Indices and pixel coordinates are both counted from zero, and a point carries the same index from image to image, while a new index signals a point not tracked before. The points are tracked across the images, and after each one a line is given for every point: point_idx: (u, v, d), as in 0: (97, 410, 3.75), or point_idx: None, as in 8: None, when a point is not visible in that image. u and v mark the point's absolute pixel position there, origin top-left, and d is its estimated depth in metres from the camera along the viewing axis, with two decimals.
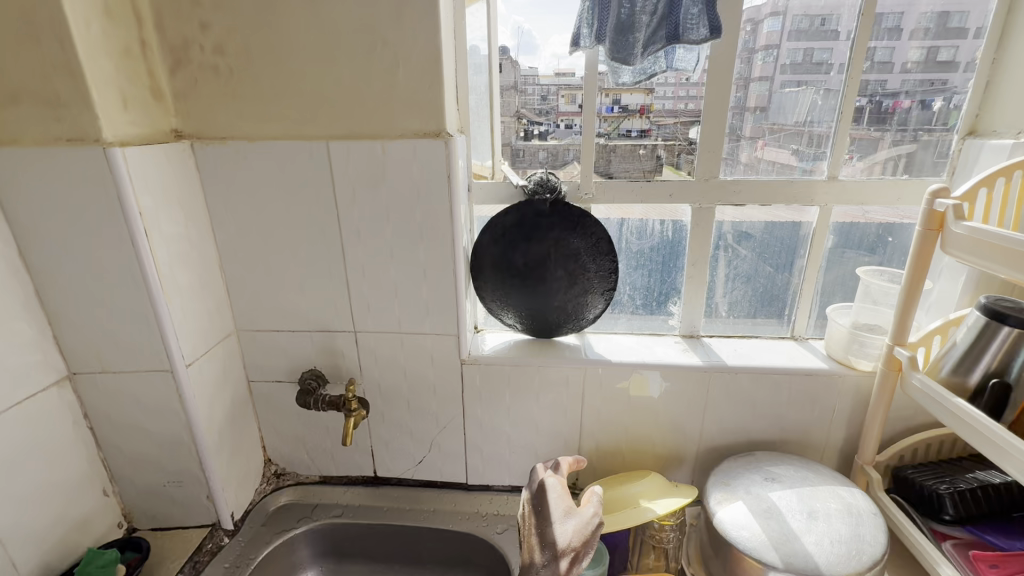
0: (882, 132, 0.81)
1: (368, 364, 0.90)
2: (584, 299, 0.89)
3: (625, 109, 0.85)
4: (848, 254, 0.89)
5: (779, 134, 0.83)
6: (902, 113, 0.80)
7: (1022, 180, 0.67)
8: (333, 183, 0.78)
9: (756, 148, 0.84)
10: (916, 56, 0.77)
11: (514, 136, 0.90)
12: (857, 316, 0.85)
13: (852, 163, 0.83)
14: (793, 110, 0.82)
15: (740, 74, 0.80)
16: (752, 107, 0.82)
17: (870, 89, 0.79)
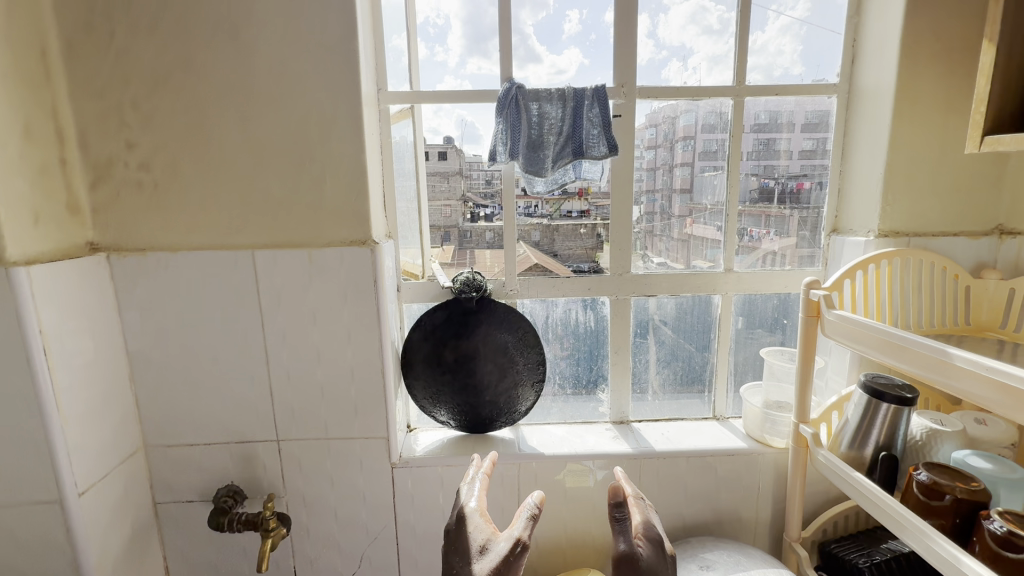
0: (791, 210, 0.91)
1: (292, 474, 0.85)
2: (515, 392, 0.90)
3: (566, 192, 0.90)
4: (756, 332, 0.98)
5: (705, 213, 0.92)
6: (807, 193, 0.91)
7: (876, 272, 0.78)
8: (257, 290, 0.78)
9: (686, 225, 0.93)
10: (808, 146, 0.89)
11: (461, 218, 0.92)
12: (767, 395, 0.92)
13: (771, 238, 0.93)
14: (713, 192, 0.92)
15: (664, 160, 0.90)
16: (678, 189, 0.91)
17: (775, 173, 0.90)
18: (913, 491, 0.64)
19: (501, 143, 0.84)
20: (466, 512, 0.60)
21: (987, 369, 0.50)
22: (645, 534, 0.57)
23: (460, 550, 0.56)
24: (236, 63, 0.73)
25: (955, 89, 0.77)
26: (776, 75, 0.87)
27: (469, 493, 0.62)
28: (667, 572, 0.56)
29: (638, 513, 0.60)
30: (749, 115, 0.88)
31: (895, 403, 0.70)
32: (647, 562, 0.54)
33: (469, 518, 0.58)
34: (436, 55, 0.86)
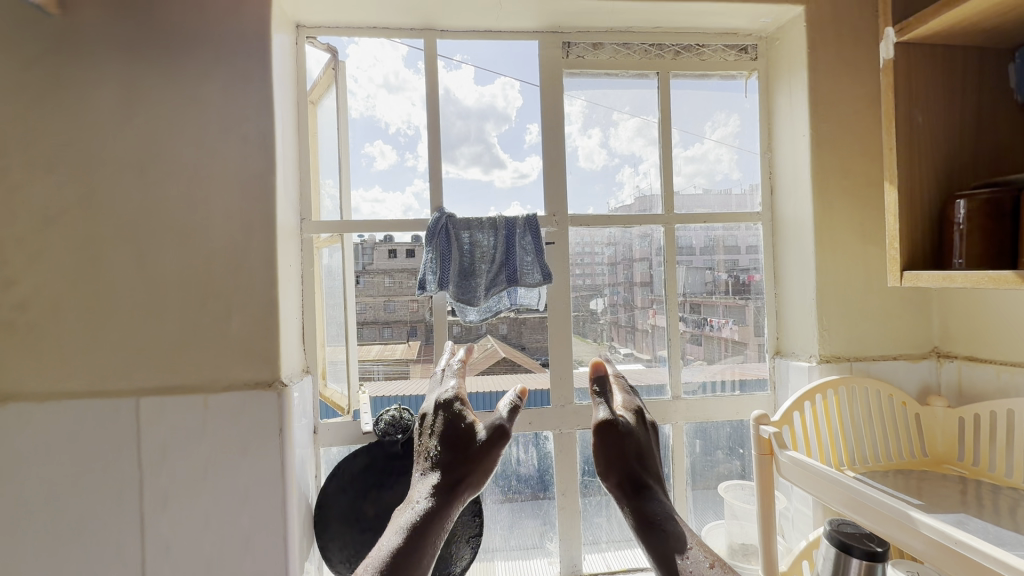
0: (745, 300, 0.90)
1: None
2: (449, 549, 0.78)
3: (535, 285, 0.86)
4: (718, 455, 0.90)
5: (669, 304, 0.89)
6: (757, 284, 0.90)
7: (824, 402, 0.74)
8: (139, 443, 0.67)
9: (650, 316, 0.89)
10: (753, 241, 0.90)
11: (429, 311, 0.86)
12: (732, 537, 0.83)
13: (731, 328, 0.90)
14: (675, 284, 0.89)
15: (623, 254, 0.89)
16: (638, 282, 0.89)
17: (727, 266, 0.90)
18: None
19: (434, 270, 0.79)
20: (453, 398, 0.65)
21: (954, 541, 0.43)
22: (631, 410, 0.65)
23: (443, 431, 0.63)
24: (140, 196, 0.68)
25: (867, 220, 0.80)
26: (717, 180, 0.89)
27: (448, 382, 0.69)
28: (644, 437, 0.65)
29: (621, 401, 0.67)
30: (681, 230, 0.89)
31: (865, 558, 0.60)
32: (627, 424, 0.63)
33: (451, 401, 0.65)
34: (407, 160, 0.85)
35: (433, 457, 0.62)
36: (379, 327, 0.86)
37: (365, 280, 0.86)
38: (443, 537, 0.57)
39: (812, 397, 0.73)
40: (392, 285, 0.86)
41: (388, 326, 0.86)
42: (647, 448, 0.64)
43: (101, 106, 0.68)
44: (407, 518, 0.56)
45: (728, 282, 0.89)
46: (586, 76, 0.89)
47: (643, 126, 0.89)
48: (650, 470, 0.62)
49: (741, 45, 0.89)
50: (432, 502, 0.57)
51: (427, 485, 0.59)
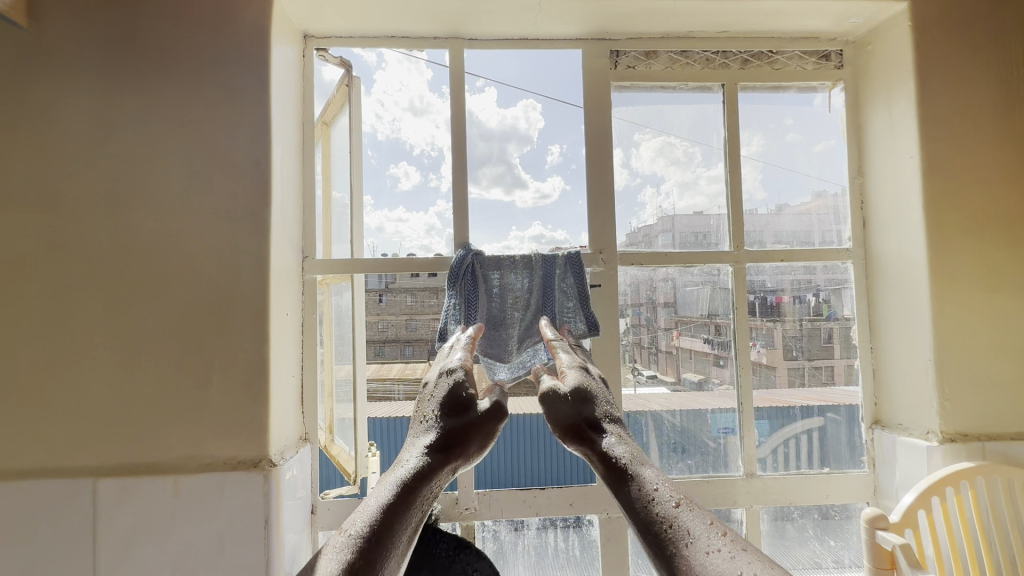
0: (773, 324, 0.74)
1: None
2: None
3: None
4: (808, 542, 0.73)
5: (690, 325, 0.74)
6: (785, 306, 0.74)
7: (956, 497, 0.57)
8: (94, 540, 0.54)
9: (672, 338, 0.74)
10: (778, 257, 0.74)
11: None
12: None
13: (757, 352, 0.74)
14: (696, 304, 0.75)
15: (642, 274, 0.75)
16: (661, 301, 0.75)
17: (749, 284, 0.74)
18: None
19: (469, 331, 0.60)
20: (460, 367, 0.50)
21: None
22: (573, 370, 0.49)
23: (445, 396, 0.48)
24: (109, 236, 0.57)
25: (994, 263, 0.64)
26: (790, 208, 0.75)
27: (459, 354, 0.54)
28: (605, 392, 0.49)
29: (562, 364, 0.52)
30: (747, 269, 0.74)
31: None
32: (576, 382, 0.48)
33: (454, 376, 0.49)
34: (430, 181, 0.73)
35: (435, 415, 0.48)
36: (401, 345, 0.74)
37: (387, 299, 0.73)
38: (430, 507, 0.44)
39: (940, 491, 0.57)
40: (413, 303, 0.73)
41: (409, 345, 0.74)
42: (610, 401, 0.49)
43: (68, 132, 0.57)
44: (397, 475, 0.43)
45: (795, 331, 0.74)
46: (636, 90, 0.76)
47: (703, 146, 0.75)
48: (618, 420, 0.47)
49: (821, 52, 0.75)
50: (425, 463, 0.44)
51: (420, 442, 0.46)
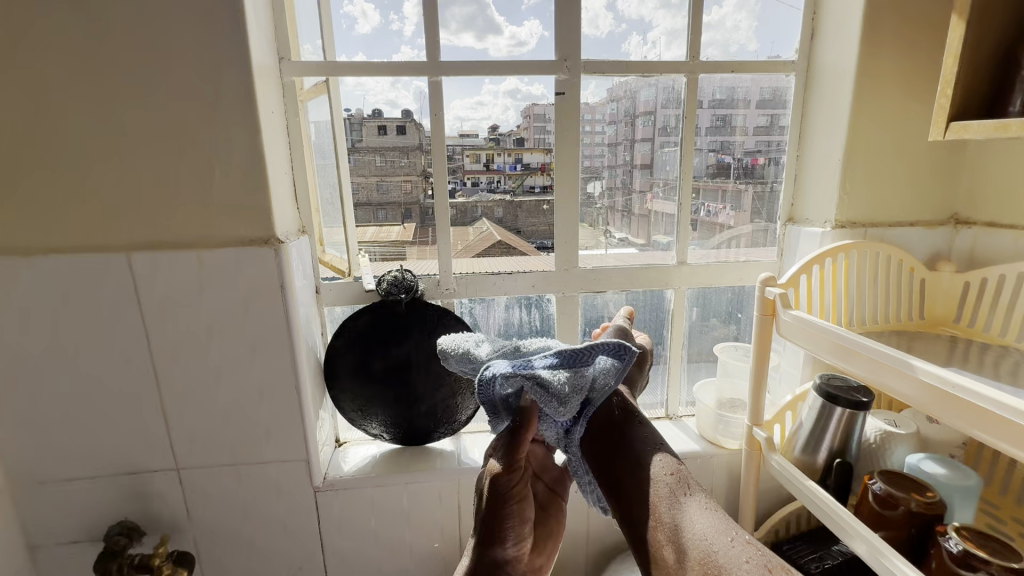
0: (746, 185, 0.85)
1: (198, 508, 0.74)
2: (453, 400, 0.82)
3: (527, 167, 0.82)
4: (711, 325, 0.92)
5: (665, 188, 0.85)
6: (760, 169, 0.85)
7: (834, 264, 0.72)
8: (138, 301, 0.66)
9: (645, 201, 0.86)
10: (761, 122, 0.83)
11: (424, 195, 0.81)
12: (721, 391, 0.87)
13: (727, 213, 0.86)
14: (674, 167, 0.84)
15: (625, 134, 0.82)
16: (638, 164, 0.83)
17: (729, 147, 0.83)
18: (868, 501, 0.61)
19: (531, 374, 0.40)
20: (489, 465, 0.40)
21: (950, 385, 0.44)
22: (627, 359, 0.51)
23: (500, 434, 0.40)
24: (85, 24, 0.58)
25: (914, 71, 0.72)
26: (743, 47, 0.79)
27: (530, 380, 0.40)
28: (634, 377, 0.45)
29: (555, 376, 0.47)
30: (699, 81, 0.80)
31: (849, 408, 0.66)
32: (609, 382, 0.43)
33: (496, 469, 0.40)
34: (391, 22, 0.74)
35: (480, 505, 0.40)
36: (372, 208, 0.82)
37: (360, 160, 0.80)
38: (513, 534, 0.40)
39: (822, 260, 0.71)
40: (381, 165, 0.80)
41: (382, 209, 0.81)
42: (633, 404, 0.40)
43: None
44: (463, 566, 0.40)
45: (765, 192, 0.86)
46: None
47: None
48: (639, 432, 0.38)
49: None
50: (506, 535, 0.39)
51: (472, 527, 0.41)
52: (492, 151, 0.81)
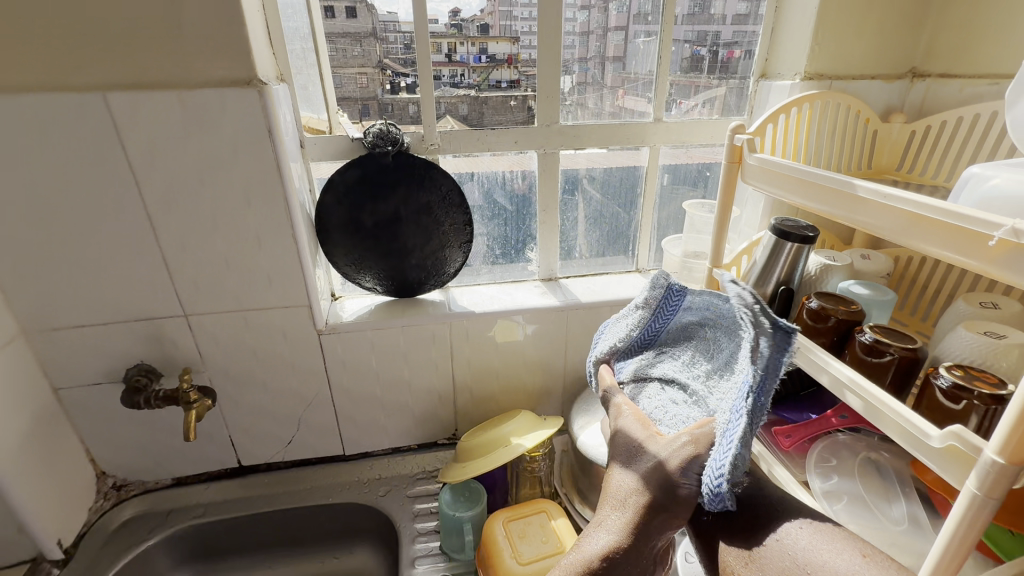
0: (722, 79, 0.90)
1: (209, 351, 0.80)
2: (442, 254, 0.88)
3: (493, 59, 0.84)
4: (681, 187, 0.99)
5: (636, 83, 0.90)
6: (736, 61, 0.89)
7: (800, 114, 0.77)
8: (122, 145, 0.65)
9: (617, 97, 0.90)
10: (741, 10, 0.86)
11: (381, 88, 0.83)
12: (686, 246, 0.95)
13: (699, 108, 0.92)
14: (646, 61, 0.88)
15: (598, 24, 0.85)
16: (610, 57, 0.88)
17: (707, 39, 0.87)
18: (803, 318, 0.72)
19: (642, 354, 0.58)
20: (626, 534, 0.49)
21: (884, 197, 0.52)
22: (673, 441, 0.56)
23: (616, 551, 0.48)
24: None
25: None
26: None
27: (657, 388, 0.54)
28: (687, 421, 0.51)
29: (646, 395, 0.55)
30: None
31: (798, 243, 0.75)
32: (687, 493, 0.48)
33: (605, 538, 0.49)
34: None
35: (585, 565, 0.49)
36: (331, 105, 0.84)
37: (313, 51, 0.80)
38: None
39: (787, 111, 0.75)
40: (335, 55, 0.81)
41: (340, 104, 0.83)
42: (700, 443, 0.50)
43: None
44: None
45: (738, 87, 0.91)
46: None
47: None
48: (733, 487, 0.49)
49: None
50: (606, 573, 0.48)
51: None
52: (454, 40, 0.83)
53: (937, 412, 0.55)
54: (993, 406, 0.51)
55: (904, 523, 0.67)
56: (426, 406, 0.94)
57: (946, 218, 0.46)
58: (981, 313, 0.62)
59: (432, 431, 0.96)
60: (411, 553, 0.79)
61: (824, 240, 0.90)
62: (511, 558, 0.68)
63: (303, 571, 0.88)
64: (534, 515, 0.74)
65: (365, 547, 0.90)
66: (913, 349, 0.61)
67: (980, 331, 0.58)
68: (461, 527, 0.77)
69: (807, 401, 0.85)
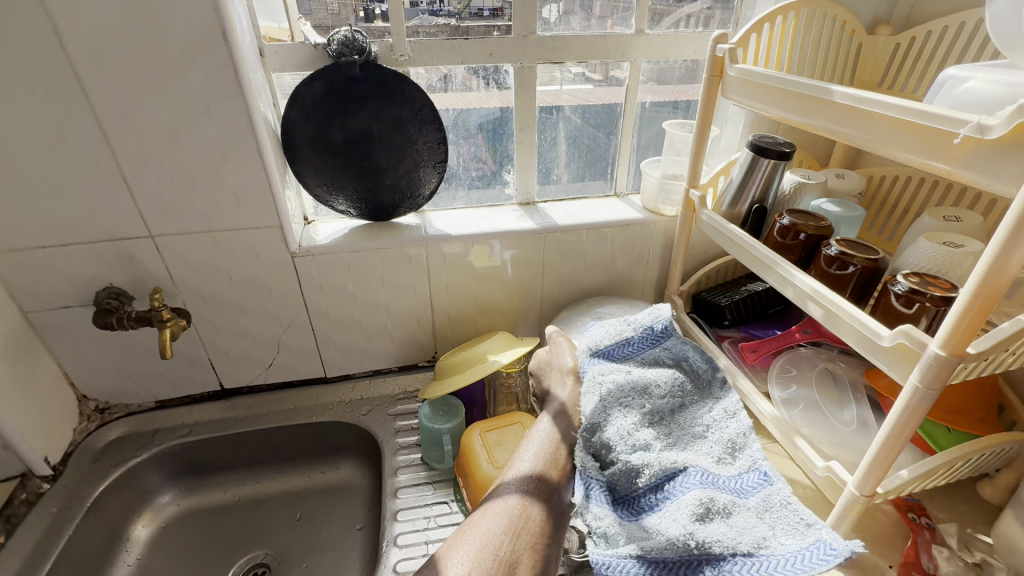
0: (710, 9, 0.89)
1: (181, 274, 0.79)
2: (416, 173, 0.85)
3: None
4: (664, 108, 0.97)
5: (625, 13, 0.87)
6: None
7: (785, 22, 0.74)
8: (62, 45, 0.60)
9: (606, 27, 0.87)
10: None
11: (354, 16, 0.78)
12: (665, 168, 0.94)
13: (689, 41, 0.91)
14: None
15: None
16: None
17: None
18: (773, 235, 0.73)
19: (646, 427, 0.64)
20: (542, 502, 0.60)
21: (860, 102, 0.52)
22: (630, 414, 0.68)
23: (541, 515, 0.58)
24: None
25: None
26: None
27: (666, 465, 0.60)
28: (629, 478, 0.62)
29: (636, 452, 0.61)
30: None
31: (774, 159, 0.75)
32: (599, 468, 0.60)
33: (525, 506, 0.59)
34: None
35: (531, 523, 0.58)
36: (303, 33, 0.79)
37: None
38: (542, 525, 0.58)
39: (773, 19, 0.72)
40: None
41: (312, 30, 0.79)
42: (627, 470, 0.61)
43: None
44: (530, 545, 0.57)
45: (723, 15, 0.91)
46: None
47: None
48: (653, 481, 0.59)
49: None
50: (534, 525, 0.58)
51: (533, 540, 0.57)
52: None
53: (890, 317, 0.58)
54: (942, 308, 0.54)
55: (853, 425, 0.73)
56: (405, 329, 0.95)
57: (917, 118, 0.46)
58: (943, 226, 0.64)
59: (412, 354, 0.98)
60: (393, 464, 0.83)
61: (801, 161, 0.90)
62: (488, 463, 0.73)
63: (291, 484, 0.93)
64: (509, 425, 0.78)
65: (350, 461, 0.94)
66: (874, 260, 0.63)
67: (940, 240, 0.60)
68: (440, 439, 0.80)
69: (773, 319, 0.90)
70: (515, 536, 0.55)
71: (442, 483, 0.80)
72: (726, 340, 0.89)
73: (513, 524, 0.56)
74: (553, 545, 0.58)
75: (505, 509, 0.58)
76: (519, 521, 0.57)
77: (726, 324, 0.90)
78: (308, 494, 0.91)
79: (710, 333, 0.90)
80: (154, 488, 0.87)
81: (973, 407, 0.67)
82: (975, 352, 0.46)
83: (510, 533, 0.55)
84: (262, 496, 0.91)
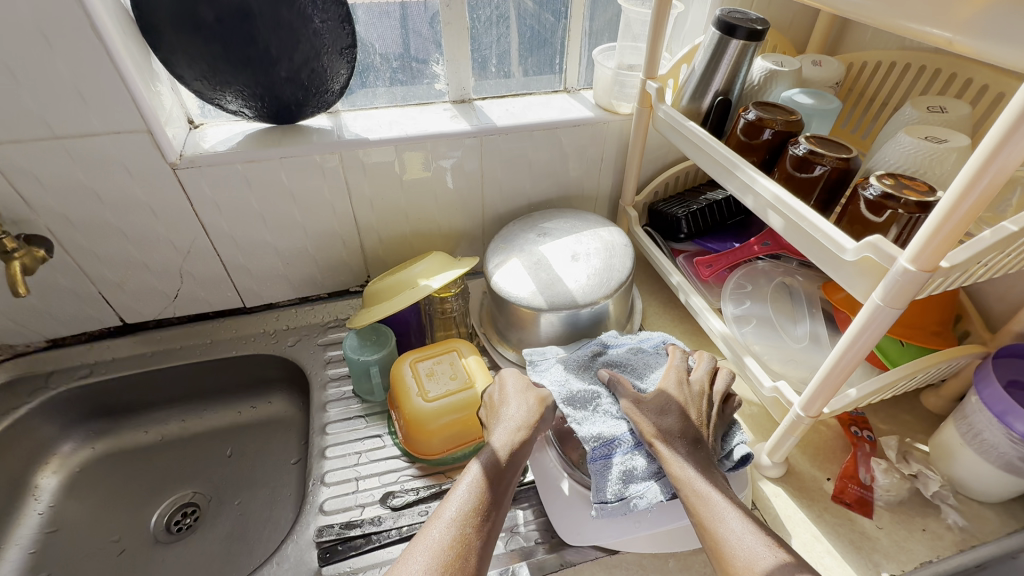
0: None
1: (32, 191, 0.65)
2: (319, 63, 0.69)
3: None
4: None
5: None
6: None
7: None
8: None
9: None
10: None
11: None
12: (621, 57, 0.81)
13: None
14: None
15: None
16: None
17: None
18: (737, 133, 0.63)
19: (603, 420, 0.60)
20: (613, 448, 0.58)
21: None
22: (679, 380, 0.61)
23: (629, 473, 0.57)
24: None
25: None
26: None
27: (617, 427, 0.59)
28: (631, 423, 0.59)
29: (551, 381, 0.63)
30: None
31: (745, 39, 0.63)
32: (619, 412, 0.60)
33: (505, 446, 0.56)
34: None
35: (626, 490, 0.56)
36: None
37: None
38: (499, 501, 0.53)
39: None
40: None
41: None
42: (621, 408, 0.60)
43: None
44: (484, 508, 0.51)
45: None
46: None
47: None
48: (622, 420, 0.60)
49: None
50: (500, 493, 0.53)
51: (499, 495, 0.53)
52: None
53: (857, 227, 0.51)
54: (916, 216, 0.47)
55: (804, 341, 0.69)
56: (328, 252, 0.84)
57: None
58: (926, 118, 0.56)
59: (341, 279, 0.89)
60: (322, 398, 0.77)
61: (776, 45, 0.77)
62: (418, 397, 0.66)
63: (218, 421, 0.86)
64: (443, 354, 0.71)
65: (282, 394, 0.88)
66: (846, 160, 0.54)
67: (921, 134, 0.52)
68: (369, 370, 0.74)
69: (732, 231, 0.83)
70: (477, 521, 0.50)
71: (375, 415, 0.75)
72: (680, 255, 0.82)
73: (480, 505, 0.51)
74: (504, 495, 0.54)
75: (472, 487, 0.53)
76: (484, 501, 0.52)
77: (681, 237, 0.83)
78: (237, 431, 0.85)
79: (664, 248, 0.83)
80: (57, 434, 0.79)
81: (929, 319, 0.65)
82: (948, 266, 0.40)
83: (475, 515, 0.50)
84: (188, 434, 0.85)
